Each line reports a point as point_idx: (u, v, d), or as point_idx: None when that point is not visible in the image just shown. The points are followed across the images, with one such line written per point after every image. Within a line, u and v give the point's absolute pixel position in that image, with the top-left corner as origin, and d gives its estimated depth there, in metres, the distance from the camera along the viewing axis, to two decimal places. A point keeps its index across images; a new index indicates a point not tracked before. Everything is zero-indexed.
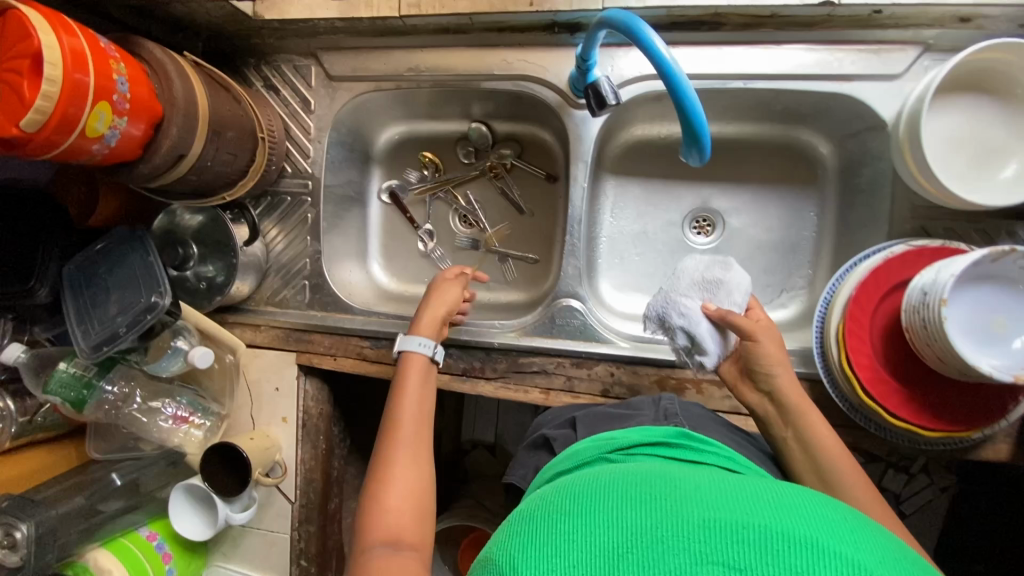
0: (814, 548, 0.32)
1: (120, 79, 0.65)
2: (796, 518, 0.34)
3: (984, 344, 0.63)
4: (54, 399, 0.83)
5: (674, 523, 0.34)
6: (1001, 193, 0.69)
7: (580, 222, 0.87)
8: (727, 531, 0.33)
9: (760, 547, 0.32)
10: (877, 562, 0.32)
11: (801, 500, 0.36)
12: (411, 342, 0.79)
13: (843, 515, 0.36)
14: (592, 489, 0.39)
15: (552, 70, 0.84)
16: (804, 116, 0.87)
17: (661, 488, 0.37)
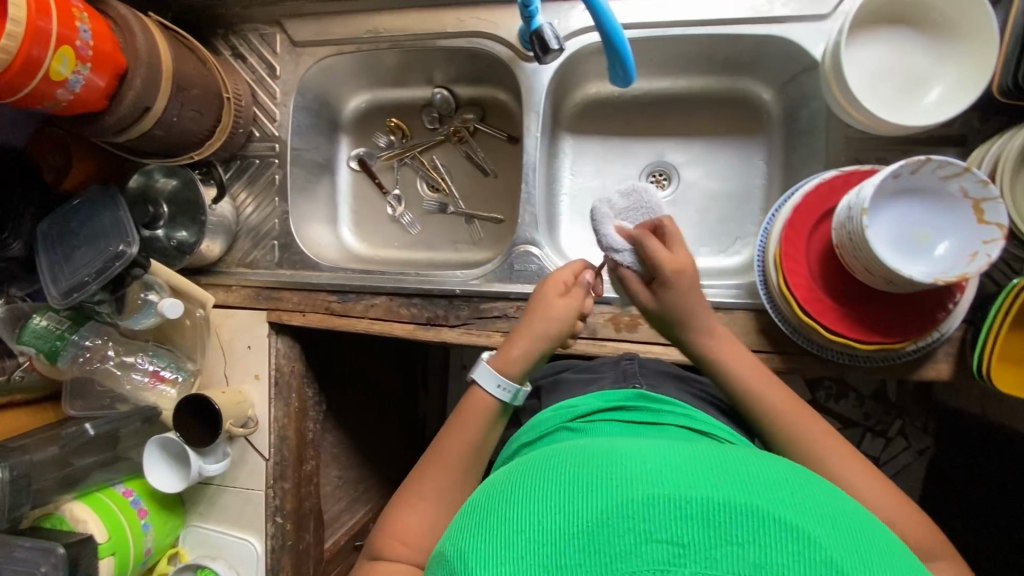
0: (752, 515, 0.35)
1: (84, 28, 0.69)
2: (735, 488, 0.37)
3: (908, 254, 0.66)
4: (29, 350, 0.89)
5: (621, 503, 0.36)
6: (924, 116, 0.73)
7: (534, 169, 0.91)
8: (670, 505, 0.36)
9: (703, 519, 0.35)
10: (809, 520, 0.36)
11: (739, 468, 0.39)
12: (490, 381, 0.70)
13: (777, 476, 0.39)
14: (542, 475, 0.41)
15: (502, 25, 0.89)
16: (745, 63, 0.92)
17: (607, 466, 0.40)
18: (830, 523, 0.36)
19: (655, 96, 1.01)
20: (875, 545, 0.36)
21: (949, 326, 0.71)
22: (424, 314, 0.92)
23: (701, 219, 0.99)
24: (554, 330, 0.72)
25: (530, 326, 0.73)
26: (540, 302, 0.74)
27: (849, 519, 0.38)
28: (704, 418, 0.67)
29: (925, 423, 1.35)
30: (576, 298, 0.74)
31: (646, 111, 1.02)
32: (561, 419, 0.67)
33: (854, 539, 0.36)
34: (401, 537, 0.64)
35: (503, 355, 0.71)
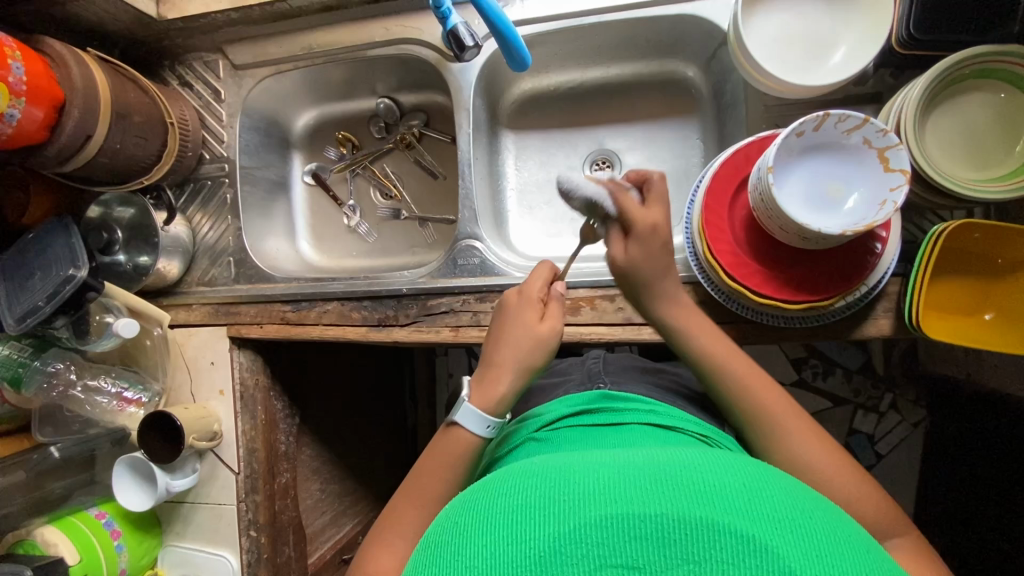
0: (709, 529, 0.34)
1: (16, 65, 0.73)
2: (690, 498, 0.36)
3: (821, 210, 0.68)
4: None
5: (574, 531, 0.36)
6: (833, 76, 0.74)
7: (471, 165, 0.94)
8: (624, 527, 0.35)
9: (658, 541, 0.35)
10: (769, 526, 0.35)
11: (694, 474, 0.38)
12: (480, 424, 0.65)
13: (735, 477, 0.39)
14: (497, 503, 0.40)
15: (427, 30, 0.93)
16: (667, 45, 0.94)
17: (560, 489, 0.39)
18: (788, 523, 0.36)
19: (589, 87, 1.03)
20: (833, 540, 0.36)
21: (878, 280, 0.71)
22: (376, 315, 0.93)
23: None
24: (539, 356, 0.69)
25: (514, 353, 0.69)
26: (519, 326, 0.70)
27: (808, 515, 0.37)
28: (670, 411, 0.65)
29: (916, 395, 1.31)
30: (556, 319, 0.72)
31: (581, 101, 1.04)
32: (527, 430, 0.66)
33: (811, 537, 0.36)
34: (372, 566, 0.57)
35: (488, 390, 0.67)
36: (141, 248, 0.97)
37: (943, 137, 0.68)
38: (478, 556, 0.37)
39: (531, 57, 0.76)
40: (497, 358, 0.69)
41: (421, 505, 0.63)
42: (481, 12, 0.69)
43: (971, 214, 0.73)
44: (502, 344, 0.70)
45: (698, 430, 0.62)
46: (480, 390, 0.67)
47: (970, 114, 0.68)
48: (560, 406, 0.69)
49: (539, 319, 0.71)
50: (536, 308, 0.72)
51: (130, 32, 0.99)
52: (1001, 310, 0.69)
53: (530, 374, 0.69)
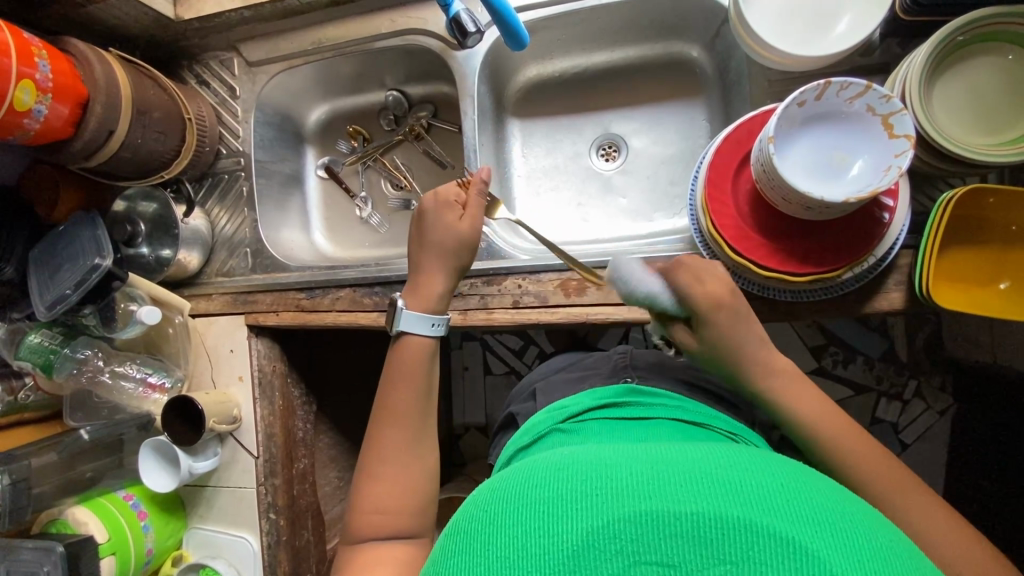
0: (746, 528, 0.32)
1: (43, 63, 0.77)
2: (727, 497, 0.34)
3: (825, 179, 0.67)
4: (26, 364, 0.96)
5: (605, 525, 0.34)
6: (838, 45, 0.73)
7: (475, 149, 0.95)
8: (657, 524, 0.33)
9: (694, 541, 0.32)
10: (811, 531, 0.33)
11: (731, 475, 0.36)
12: (419, 324, 0.69)
13: (774, 480, 0.36)
14: (525, 491, 0.38)
15: (431, 20, 0.95)
16: (670, 25, 0.94)
17: (591, 482, 0.37)
18: (829, 527, 0.33)
19: (593, 71, 1.04)
20: (880, 546, 0.34)
21: (886, 251, 0.70)
22: (386, 301, 0.95)
23: (651, 184, 1.01)
24: (463, 248, 0.72)
25: (442, 255, 0.72)
26: (442, 228, 0.72)
27: (849, 519, 0.35)
28: (697, 409, 0.62)
29: (942, 381, 1.27)
30: (474, 215, 0.73)
31: (586, 87, 1.05)
32: (553, 420, 0.62)
33: (857, 543, 0.33)
34: (374, 497, 0.62)
35: (424, 290, 0.71)
36: (162, 240, 1.00)
37: (952, 104, 0.67)
38: (508, 546, 0.35)
39: (530, 39, 0.77)
40: (420, 263, 0.72)
41: (430, 476, 0.65)
42: None
43: (984, 180, 0.72)
44: (429, 249, 0.72)
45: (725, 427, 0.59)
46: (420, 292, 0.71)
47: (978, 78, 0.66)
48: (584, 398, 0.65)
49: (457, 218, 0.73)
50: (456, 209, 0.74)
51: (150, 33, 1.03)
52: (1016, 278, 0.68)
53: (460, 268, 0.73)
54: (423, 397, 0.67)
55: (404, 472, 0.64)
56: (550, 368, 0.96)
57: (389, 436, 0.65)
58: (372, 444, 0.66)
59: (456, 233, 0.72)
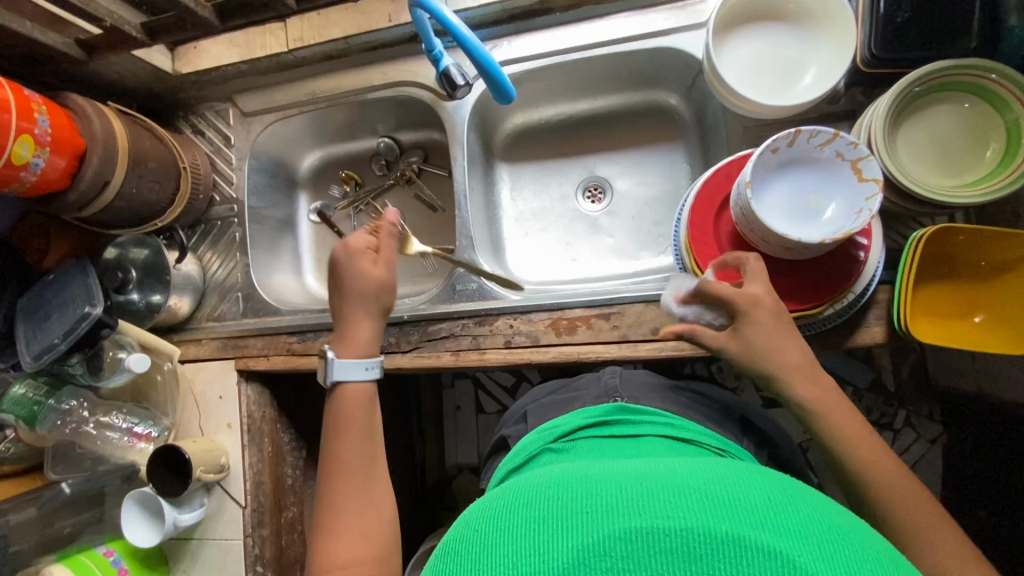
0: (733, 543, 0.33)
1: (42, 119, 0.78)
2: (717, 512, 0.35)
3: (803, 221, 0.70)
4: (7, 417, 0.93)
5: (596, 541, 0.34)
6: (804, 96, 0.78)
7: (466, 194, 0.98)
8: (646, 540, 0.33)
9: (684, 555, 0.33)
10: (797, 544, 0.33)
11: (721, 490, 0.37)
12: (352, 372, 0.69)
13: (762, 494, 0.37)
14: (518, 511, 0.38)
15: (422, 73, 0.99)
16: (649, 75, 0.99)
17: (582, 500, 0.37)
18: (816, 540, 0.34)
19: (578, 118, 1.08)
20: (865, 558, 0.34)
21: (864, 287, 0.73)
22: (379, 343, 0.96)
23: (636, 225, 1.05)
24: (375, 292, 0.73)
25: (361, 300, 0.73)
26: (356, 276, 0.73)
27: (835, 532, 0.35)
28: (691, 425, 0.63)
29: (931, 410, 1.29)
30: (388, 258, 0.75)
31: (571, 133, 1.09)
32: (545, 437, 0.62)
33: (843, 556, 0.33)
34: (335, 553, 0.57)
35: (351, 340, 0.72)
36: (153, 287, 1.01)
37: (915, 148, 0.71)
38: (499, 565, 0.35)
39: (516, 93, 0.81)
40: (345, 312, 0.73)
41: None
42: (462, 47, 0.73)
43: (953, 219, 0.75)
44: (348, 298, 0.73)
45: (715, 443, 0.59)
46: (350, 342, 0.72)
47: (937, 124, 0.71)
48: (577, 415, 0.64)
49: (373, 264, 0.74)
50: (369, 255, 0.74)
51: (147, 85, 1.06)
52: (990, 312, 0.70)
53: (380, 310, 0.74)
54: (368, 439, 0.67)
55: (357, 511, 0.61)
56: (538, 395, 0.96)
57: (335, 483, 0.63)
58: (328, 497, 0.62)
59: (373, 278, 0.73)
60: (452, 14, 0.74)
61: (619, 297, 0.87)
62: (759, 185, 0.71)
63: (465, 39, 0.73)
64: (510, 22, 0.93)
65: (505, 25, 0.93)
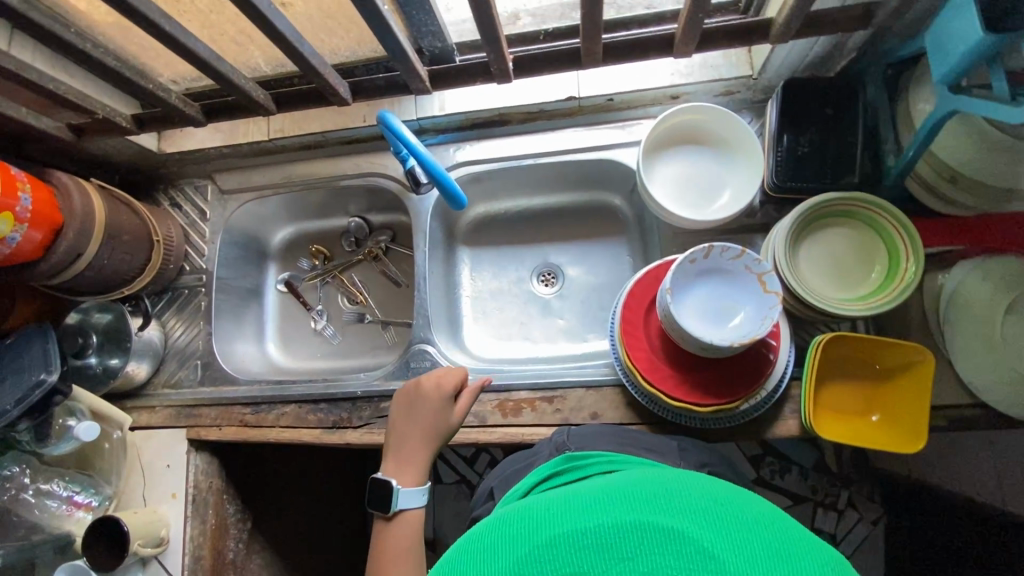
0: (633, 530, 0.37)
1: (24, 196, 0.83)
2: (619, 508, 0.39)
3: (718, 324, 0.78)
4: None
5: (524, 558, 0.38)
6: (722, 212, 0.89)
7: (426, 278, 1.05)
8: (565, 544, 0.37)
9: (596, 549, 0.36)
10: (689, 519, 0.37)
11: (626, 489, 0.41)
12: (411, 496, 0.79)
13: (662, 485, 0.41)
14: (459, 553, 0.42)
15: (391, 166, 1.08)
16: (596, 179, 1.10)
17: (511, 528, 0.41)
18: (705, 512, 0.38)
19: (534, 210, 1.19)
20: (752, 517, 0.38)
21: (776, 384, 0.81)
22: (331, 418, 0.99)
23: (584, 310, 1.13)
24: (455, 425, 0.86)
25: (407, 431, 0.85)
26: (431, 411, 0.86)
27: (727, 501, 0.39)
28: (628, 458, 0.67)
29: (871, 491, 1.32)
30: (446, 377, 0.90)
31: (528, 223, 1.20)
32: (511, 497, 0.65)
33: (730, 520, 0.37)
34: None
35: (402, 470, 0.83)
36: (112, 352, 1.03)
37: (815, 261, 0.82)
38: None
39: (466, 201, 0.91)
40: (391, 446, 0.86)
41: None
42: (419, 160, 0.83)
43: (853, 324, 0.85)
44: (393, 439, 0.86)
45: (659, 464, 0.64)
46: (404, 470, 0.83)
47: (837, 242, 0.81)
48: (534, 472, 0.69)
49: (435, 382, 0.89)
50: (431, 380, 0.90)
51: (131, 160, 1.13)
52: (885, 412, 0.78)
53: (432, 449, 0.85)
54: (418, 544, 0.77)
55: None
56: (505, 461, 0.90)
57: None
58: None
59: (413, 413, 0.87)
60: (411, 132, 0.83)
61: (563, 381, 0.92)
62: (680, 292, 0.79)
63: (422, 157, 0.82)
64: (472, 130, 1.04)
65: (468, 131, 1.05)
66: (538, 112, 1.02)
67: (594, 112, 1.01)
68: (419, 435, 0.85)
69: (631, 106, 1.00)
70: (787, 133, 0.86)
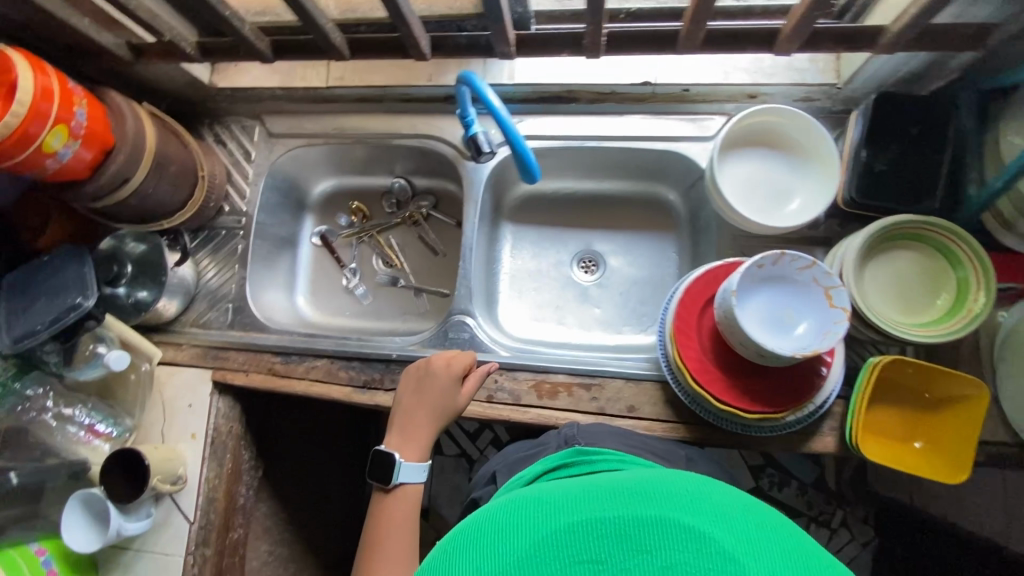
0: (656, 523, 0.36)
1: (80, 112, 0.79)
2: (642, 501, 0.37)
3: (779, 333, 0.77)
4: None
5: (541, 541, 0.36)
6: (791, 219, 0.88)
7: (472, 249, 1.03)
8: (586, 529, 0.36)
9: (616, 539, 0.35)
10: (714, 521, 0.36)
11: (650, 481, 0.39)
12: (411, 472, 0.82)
13: (686, 484, 0.39)
14: (474, 526, 0.40)
15: (448, 130, 1.04)
16: (654, 170, 1.08)
17: (528, 508, 0.39)
18: (730, 516, 0.37)
19: (583, 194, 1.17)
20: (772, 525, 0.37)
21: (824, 399, 0.81)
22: (362, 377, 0.98)
23: (622, 301, 1.12)
24: (462, 405, 0.86)
25: (414, 404, 0.87)
26: (439, 389, 0.87)
27: (751, 508, 0.38)
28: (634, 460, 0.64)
29: (869, 514, 1.34)
30: (458, 359, 0.90)
31: (575, 206, 1.18)
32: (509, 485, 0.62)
33: (752, 526, 0.36)
34: None
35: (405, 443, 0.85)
36: (146, 283, 1.00)
37: (880, 281, 0.80)
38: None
39: (539, 174, 0.87)
40: (396, 419, 0.87)
41: None
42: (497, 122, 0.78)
43: (904, 350, 0.84)
44: (401, 412, 0.88)
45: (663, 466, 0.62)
46: (409, 444, 0.84)
47: (904, 266, 0.80)
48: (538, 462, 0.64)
49: (445, 363, 0.89)
50: (443, 359, 0.90)
51: (180, 89, 1.09)
52: (928, 439, 0.78)
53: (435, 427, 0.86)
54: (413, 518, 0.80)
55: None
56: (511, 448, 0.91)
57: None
58: (366, 551, 0.77)
59: (424, 390, 0.87)
60: (495, 94, 0.80)
61: (603, 371, 0.91)
62: (744, 296, 0.78)
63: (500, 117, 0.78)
64: (537, 103, 1.02)
65: (533, 104, 1.02)
66: (610, 93, 0.99)
67: (667, 101, 0.98)
68: (425, 412, 0.86)
69: (706, 99, 0.97)
70: (867, 148, 0.83)
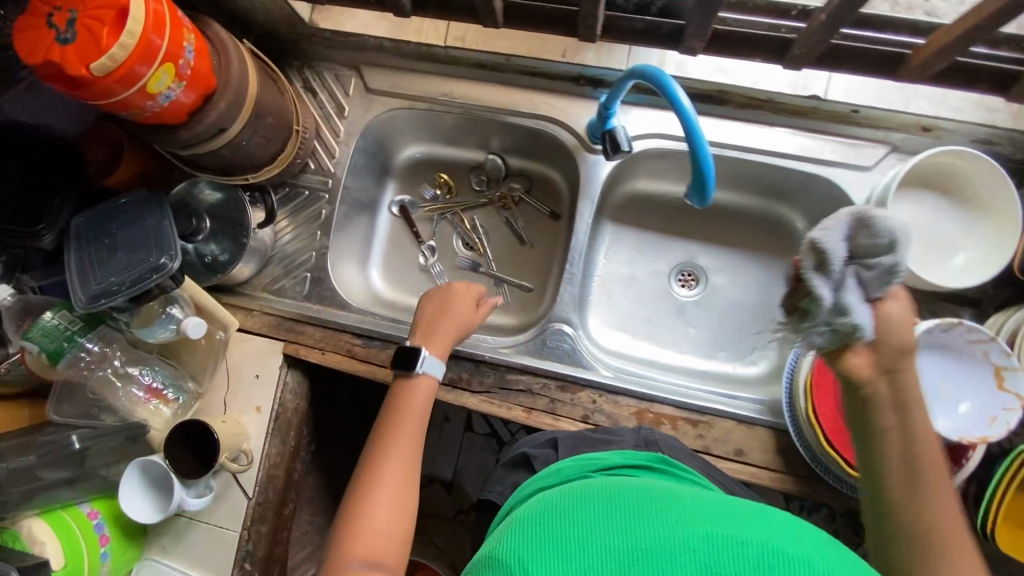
0: (713, 538, 0.37)
1: (188, 49, 0.68)
2: (691, 518, 0.39)
3: (933, 407, 0.71)
4: (30, 347, 0.82)
5: (602, 557, 0.37)
6: (952, 277, 0.80)
7: (580, 252, 0.94)
8: (653, 552, 0.37)
9: (680, 553, 0.36)
10: (765, 533, 0.38)
11: (685, 500, 0.42)
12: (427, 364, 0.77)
13: (719, 503, 0.42)
14: (528, 535, 0.40)
15: (573, 115, 0.93)
16: (785, 191, 0.98)
17: (579, 522, 0.40)
18: (775, 528, 0.39)
19: (696, 202, 1.07)
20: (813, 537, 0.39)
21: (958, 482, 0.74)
22: (449, 375, 0.91)
23: (721, 324, 1.04)
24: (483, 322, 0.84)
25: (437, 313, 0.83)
26: (463, 306, 0.84)
27: (785, 521, 0.40)
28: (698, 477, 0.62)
29: None
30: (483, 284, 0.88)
31: (684, 214, 1.09)
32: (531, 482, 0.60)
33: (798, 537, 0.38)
34: (375, 497, 0.64)
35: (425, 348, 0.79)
36: (225, 241, 0.92)
37: None
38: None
39: (714, 187, 0.69)
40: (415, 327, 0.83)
41: None
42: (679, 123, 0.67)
43: None
44: (421, 323, 0.83)
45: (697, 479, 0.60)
46: (433, 341, 0.80)
47: None
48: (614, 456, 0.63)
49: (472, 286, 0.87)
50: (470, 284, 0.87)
51: (274, 23, 0.96)
52: None
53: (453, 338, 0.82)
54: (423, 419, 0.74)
55: (385, 527, 0.62)
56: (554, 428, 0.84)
57: (369, 493, 0.65)
58: (379, 442, 0.70)
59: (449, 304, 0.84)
60: (684, 93, 0.67)
61: (713, 408, 0.85)
62: None
63: (686, 117, 0.67)
64: None
65: None
66: (766, 100, 0.89)
67: (827, 119, 0.88)
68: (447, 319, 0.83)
69: (873, 124, 0.87)
70: None
